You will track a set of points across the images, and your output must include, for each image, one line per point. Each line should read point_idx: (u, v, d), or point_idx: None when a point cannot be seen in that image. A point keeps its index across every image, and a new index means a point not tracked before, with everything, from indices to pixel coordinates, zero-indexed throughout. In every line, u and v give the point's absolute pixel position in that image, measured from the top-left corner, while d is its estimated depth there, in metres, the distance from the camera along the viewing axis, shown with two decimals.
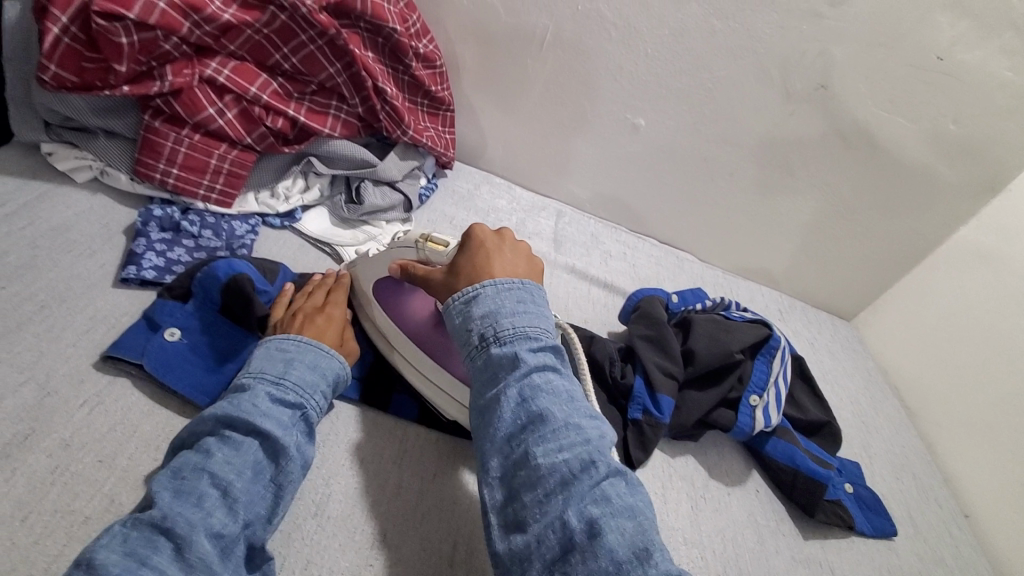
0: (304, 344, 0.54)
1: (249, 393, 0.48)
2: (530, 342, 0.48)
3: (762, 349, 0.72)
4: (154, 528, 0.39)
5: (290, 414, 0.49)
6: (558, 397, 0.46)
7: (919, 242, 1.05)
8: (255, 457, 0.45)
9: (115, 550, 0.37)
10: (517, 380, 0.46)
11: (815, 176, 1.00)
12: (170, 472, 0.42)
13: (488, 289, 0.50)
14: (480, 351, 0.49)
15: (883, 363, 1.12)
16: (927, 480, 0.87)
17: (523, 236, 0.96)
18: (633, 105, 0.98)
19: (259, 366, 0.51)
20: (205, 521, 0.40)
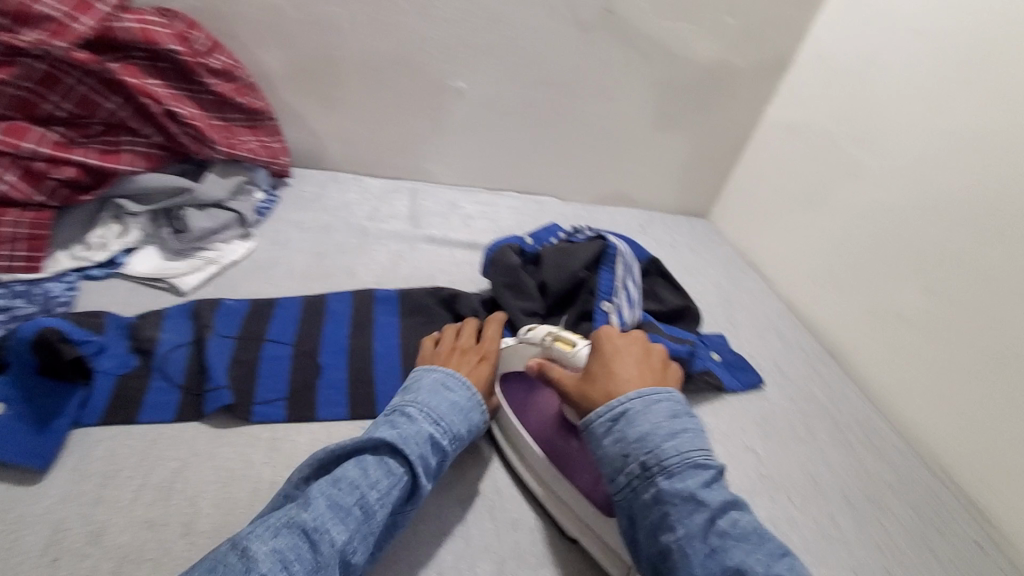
0: (465, 386, 0.61)
1: (415, 427, 0.54)
2: (700, 472, 0.49)
3: (605, 260, 0.78)
4: (302, 533, 0.44)
5: (435, 461, 0.54)
6: (746, 545, 0.46)
7: (738, 130, 1.16)
8: (398, 478, 0.50)
9: (265, 543, 0.42)
10: (718, 505, 0.47)
11: (633, 93, 1.07)
12: (330, 480, 0.48)
13: (635, 402, 0.53)
14: (636, 470, 0.50)
15: (739, 245, 1.22)
16: (788, 332, 0.98)
17: (378, 221, 0.97)
18: (451, 69, 1.01)
19: (427, 399, 0.58)
20: (344, 543, 0.45)
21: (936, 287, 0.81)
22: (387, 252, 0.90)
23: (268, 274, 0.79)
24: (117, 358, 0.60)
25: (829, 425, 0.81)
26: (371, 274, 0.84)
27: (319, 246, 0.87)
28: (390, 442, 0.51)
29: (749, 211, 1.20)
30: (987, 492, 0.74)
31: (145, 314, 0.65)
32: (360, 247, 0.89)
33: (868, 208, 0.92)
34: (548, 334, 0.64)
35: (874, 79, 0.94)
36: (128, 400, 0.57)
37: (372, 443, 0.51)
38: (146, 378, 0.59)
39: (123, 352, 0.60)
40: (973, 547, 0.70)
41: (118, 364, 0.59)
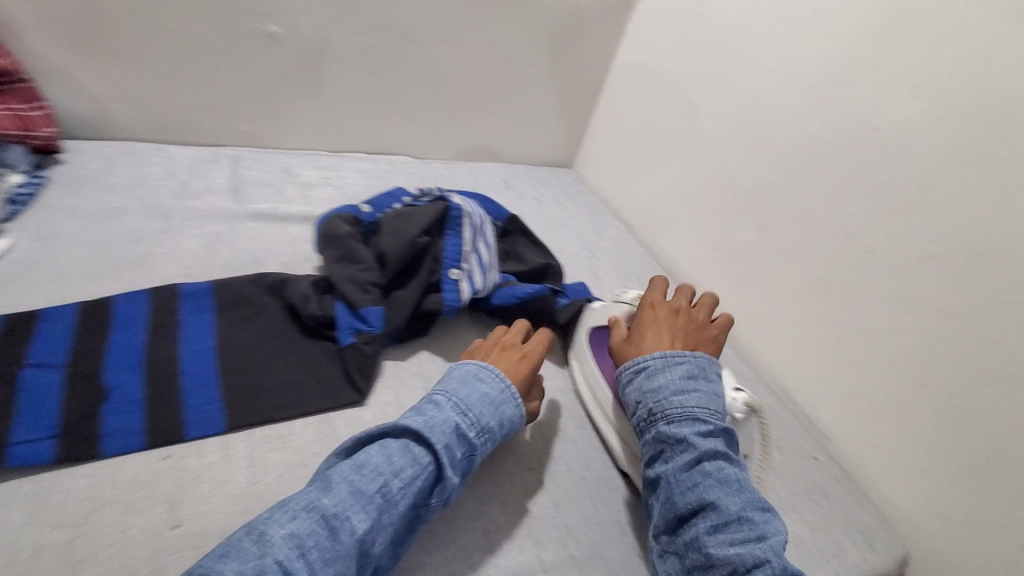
0: (498, 378, 0.58)
1: (442, 415, 0.52)
2: (698, 424, 0.54)
3: (450, 223, 0.71)
4: (324, 519, 0.42)
5: (461, 454, 0.51)
6: (725, 486, 0.50)
7: (589, 74, 1.13)
8: (423, 470, 0.48)
9: (283, 526, 0.41)
10: (704, 450, 0.52)
11: (475, 34, 0.99)
12: (353, 465, 0.46)
13: (654, 359, 0.59)
14: (644, 414, 0.57)
15: (601, 194, 1.22)
16: (648, 277, 0.99)
17: (189, 198, 0.82)
18: (257, 9, 0.85)
19: (451, 387, 0.55)
20: (363, 533, 0.43)
21: (770, 221, 0.84)
22: (200, 236, 0.75)
23: (28, 278, 0.62)
24: None
25: None
26: (178, 265, 0.70)
27: (104, 236, 0.71)
28: (415, 430, 0.49)
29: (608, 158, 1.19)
30: (819, 407, 0.80)
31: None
32: (163, 232, 0.74)
33: (710, 146, 0.94)
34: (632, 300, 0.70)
35: (710, 15, 0.93)
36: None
37: (399, 430, 0.49)
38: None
39: None
40: (812, 459, 0.75)
41: None
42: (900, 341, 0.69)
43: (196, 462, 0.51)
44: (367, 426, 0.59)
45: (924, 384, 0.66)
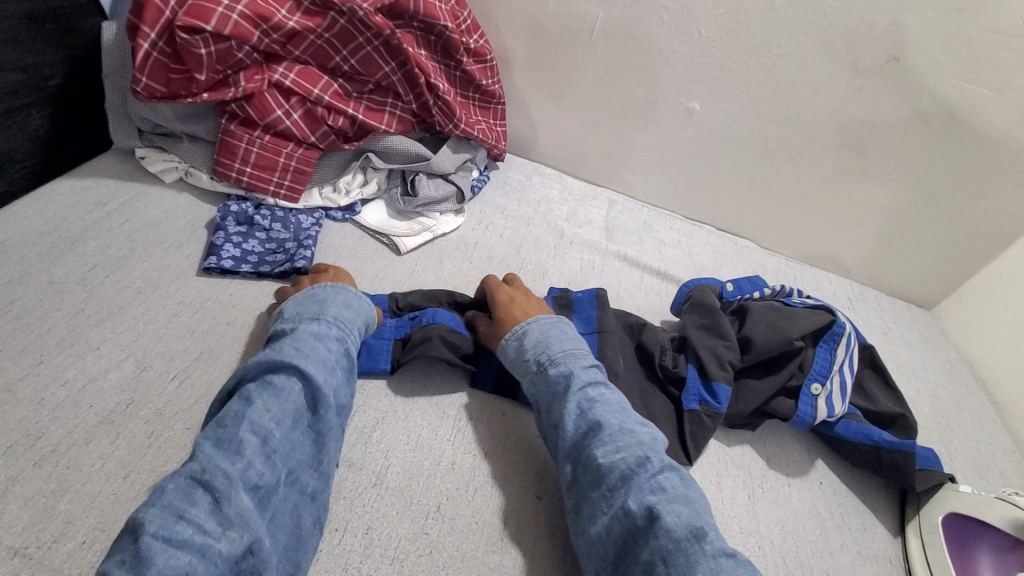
0: (334, 287, 0.62)
1: (297, 337, 0.54)
2: (578, 360, 0.59)
3: (824, 337, 0.69)
4: (195, 481, 0.42)
5: (332, 353, 0.54)
6: (612, 409, 0.55)
7: (1010, 223, 0.95)
8: (321, 360, 0.52)
9: (156, 505, 0.40)
10: (577, 383, 0.57)
11: (887, 151, 0.93)
12: (214, 422, 0.47)
13: (534, 326, 0.62)
14: (534, 366, 0.60)
15: (967, 354, 1.02)
16: (1016, 477, 0.80)
17: (574, 225, 0.96)
18: (688, 88, 0.95)
19: (297, 312, 0.58)
20: (241, 472, 0.44)
21: None
22: (579, 260, 0.89)
23: (470, 253, 0.82)
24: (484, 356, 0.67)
25: None
26: (562, 279, 0.84)
27: (517, 237, 0.89)
28: (268, 359, 0.50)
29: (994, 318, 0.99)
30: None
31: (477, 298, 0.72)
32: (554, 247, 0.89)
33: None
34: None
35: None
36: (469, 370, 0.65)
37: (254, 370, 0.51)
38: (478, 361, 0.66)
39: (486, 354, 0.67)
40: None
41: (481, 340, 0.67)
42: None
43: None
44: None
45: None
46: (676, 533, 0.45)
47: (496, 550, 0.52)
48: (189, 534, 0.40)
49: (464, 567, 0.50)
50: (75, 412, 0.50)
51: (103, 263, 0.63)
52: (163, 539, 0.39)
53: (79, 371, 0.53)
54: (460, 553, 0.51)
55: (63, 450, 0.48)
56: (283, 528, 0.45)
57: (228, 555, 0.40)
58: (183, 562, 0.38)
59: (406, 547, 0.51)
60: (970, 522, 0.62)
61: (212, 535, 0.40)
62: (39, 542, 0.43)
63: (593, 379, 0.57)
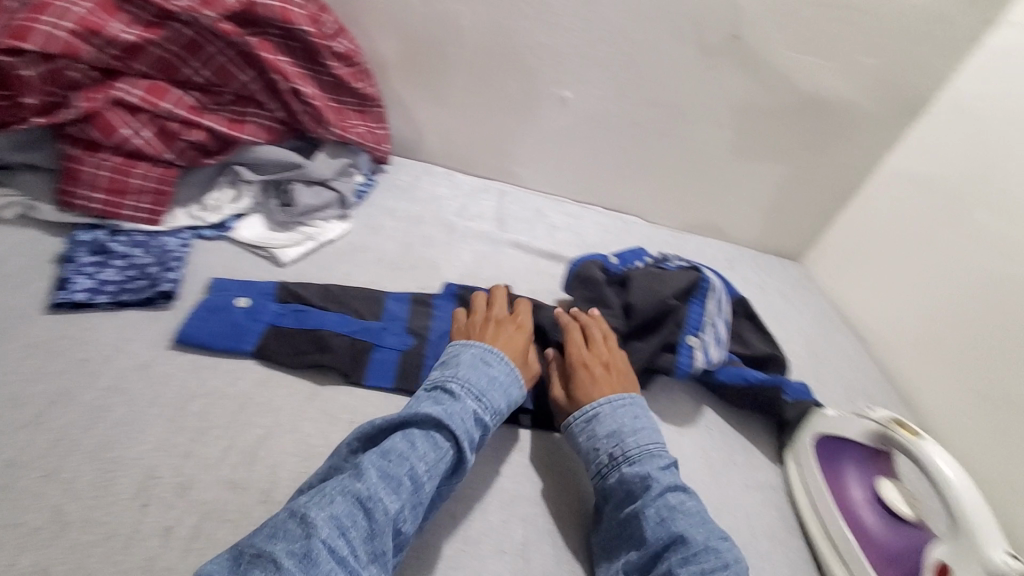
0: (504, 361, 0.62)
1: (459, 405, 0.55)
2: (655, 460, 0.58)
3: (697, 293, 0.75)
4: (359, 502, 0.45)
5: (479, 434, 0.55)
6: (699, 522, 0.53)
7: (851, 173, 1.08)
8: (471, 437, 0.54)
9: (323, 510, 0.44)
10: (658, 490, 0.55)
11: (743, 121, 1.02)
12: (381, 451, 0.49)
13: (606, 407, 0.61)
14: (604, 458, 0.58)
15: (832, 296, 1.14)
16: (877, 397, 0.90)
17: (466, 219, 0.98)
18: (560, 77, 0.99)
19: (472, 377, 0.58)
20: (396, 513, 0.46)
21: None
22: (472, 252, 0.90)
23: (359, 257, 0.81)
24: (383, 354, 0.66)
25: None
26: (456, 272, 0.85)
27: (408, 236, 0.89)
28: (436, 417, 0.52)
29: (850, 261, 1.11)
30: None
31: (368, 294, 0.72)
32: (447, 242, 0.90)
33: (993, 283, 0.84)
34: (889, 418, 0.63)
35: None
36: (358, 360, 0.63)
37: (421, 421, 0.52)
38: (371, 350, 0.65)
39: (385, 351, 0.66)
40: None
41: (376, 338, 0.66)
42: None
43: None
44: None
45: None
46: None
47: None
48: (345, 553, 0.42)
49: None
50: None
51: None
52: (329, 548, 0.42)
53: None
54: None
55: None
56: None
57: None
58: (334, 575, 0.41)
59: None
60: (836, 440, 0.68)
61: (359, 564, 0.43)
62: None
63: (679, 485, 0.56)
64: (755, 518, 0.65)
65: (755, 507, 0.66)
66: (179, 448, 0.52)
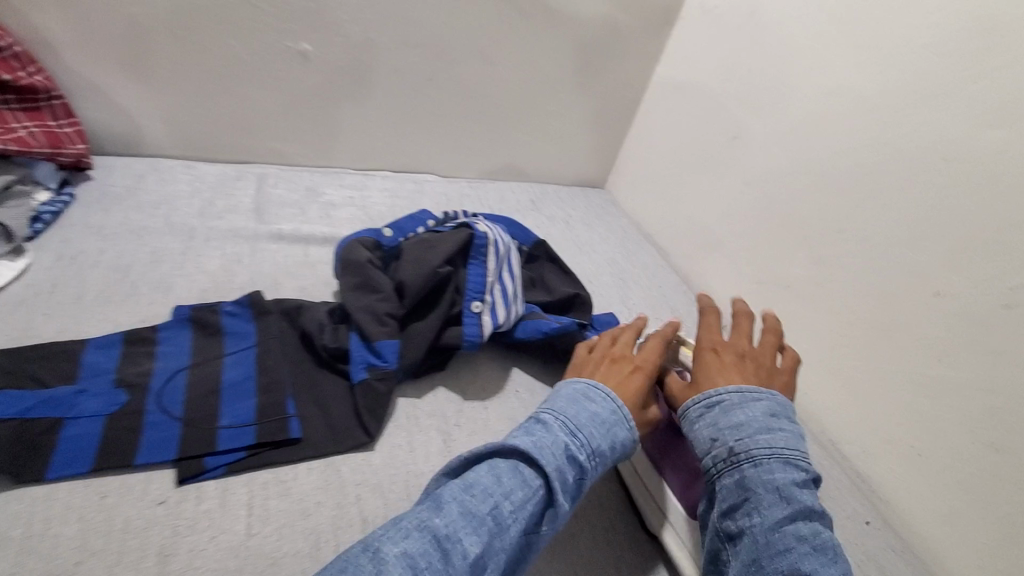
0: (609, 398, 0.51)
1: (550, 436, 0.46)
2: (792, 471, 0.45)
3: (474, 252, 0.67)
4: (433, 541, 0.37)
5: (572, 476, 0.45)
6: (823, 559, 0.40)
7: (628, 90, 1.08)
8: (564, 477, 0.44)
9: (397, 545, 0.36)
10: (773, 519, 0.42)
11: (510, 50, 0.95)
12: (462, 485, 0.42)
13: (731, 394, 0.50)
14: (723, 453, 0.47)
15: (636, 216, 1.15)
16: (684, 308, 0.93)
17: (211, 217, 0.80)
18: (289, 28, 0.83)
19: (568, 402, 0.50)
20: (477, 558, 0.38)
21: (821, 256, 0.78)
22: (220, 258, 0.74)
23: (45, 301, 0.61)
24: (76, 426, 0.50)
25: None
26: (196, 288, 0.68)
27: (125, 257, 0.70)
28: (524, 449, 0.44)
29: (644, 178, 1.12)
30: (877, 466, 0.71)
31: (52, 350, 0.55)
32: (183, 253, 0.73)
33: (756, 175, 0.88)
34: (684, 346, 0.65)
35: (767, 35, 0.86)
36: (36, 448, 0.48)
37: (505, 449, 0.45)
38: (57, 428, 0.49)
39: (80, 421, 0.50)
40: (867, 527, 0.67)
41: (63, 409, 0.50)
42: (972, 400, 0.61)
43: (193, 507, 0.48)
44: (377, 474, 0.55)
45: (999, 451, 0.58)
46: None
47: None
48: None
49: None
50: None
51: None
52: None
53: None
54: None
55: None
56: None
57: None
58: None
59: None
60: None
61: None
62: None
63: (808, 505, 0.43)
64: None
65: None
66: None
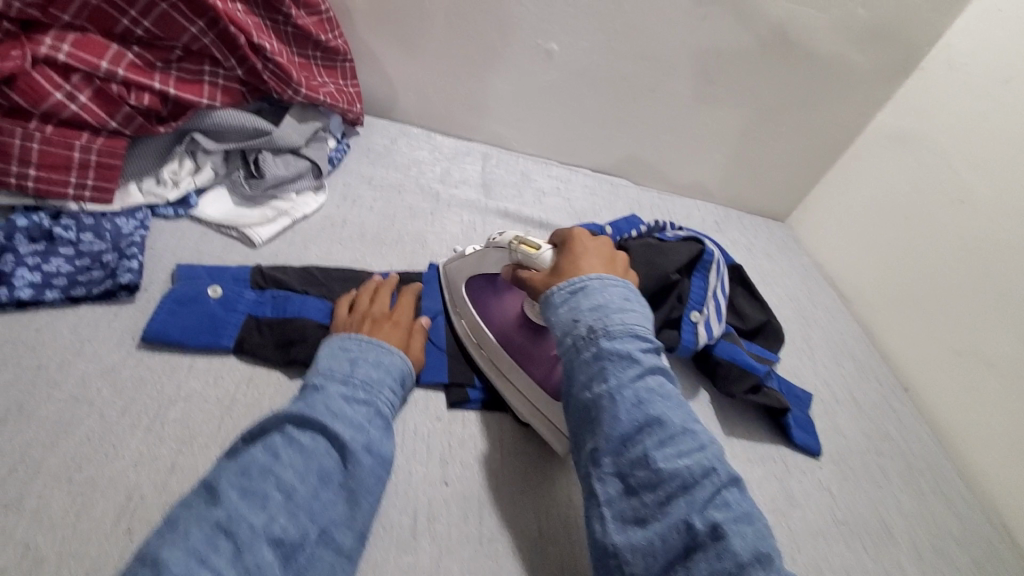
0: (367, 343, 0.55)
1: (322, 395, 0.48)
2: (642, 340, 0.49)
3: (698, 266, 0.73)
4: (217, 526, 0.38)
5: (362, 413, 0.48)
6: (671, 402, 0.47)
7: (839, 130, 1.05)
8: (350, 421, 0.47)
9: (177, 545, 0.36)
10: (626, 378, 0.46)
11: (736, 77, 0.97)
12: (237, 470, 0.42)
13: (595, 282, 0.52)
14: (583, 331, 0.49)
15: (817, 256, 1.15)
16: (864, 360, 0.92)
17: (450, 185, 0.92)
18: (545, 29, 0.91)
19: (327, 367, 0.51)
20: (267, 525, 0.39)
21: None
22: (459, 223, 0.85)
23: (339, 233, 0.75)
24: None
25: (903, 470, 0.76)
26: (445, 246, 0.80)
27: (390, 208, 0.82)
28: (292, 412, 0.45)
29: (835, 221, 1.11)
30: None
31: (354, 275, 0.67)
32: (432, 213, 0.84)
33: (977, 243, 0.84)
34: (514, 239, 0.61)
35: None
36: None
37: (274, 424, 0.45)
38: None
39: None
40: None
41: None
42: None
43: (459, 429, 0.59)
44: None
45: None
46: (742, 558, 0.38)
47: (410, 546, 0.49)
48: None
49: (379, 573, 0.47)
50: None
51: None
52: None
53: None
54: (369, 561, 0.48)
55: None
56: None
57: None
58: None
59: None
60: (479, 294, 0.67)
61: None
62: None
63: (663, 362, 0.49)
64: (758, 490, 0.65)
65: (758, 479, 0.66)
66: (160, 461, 0.47)
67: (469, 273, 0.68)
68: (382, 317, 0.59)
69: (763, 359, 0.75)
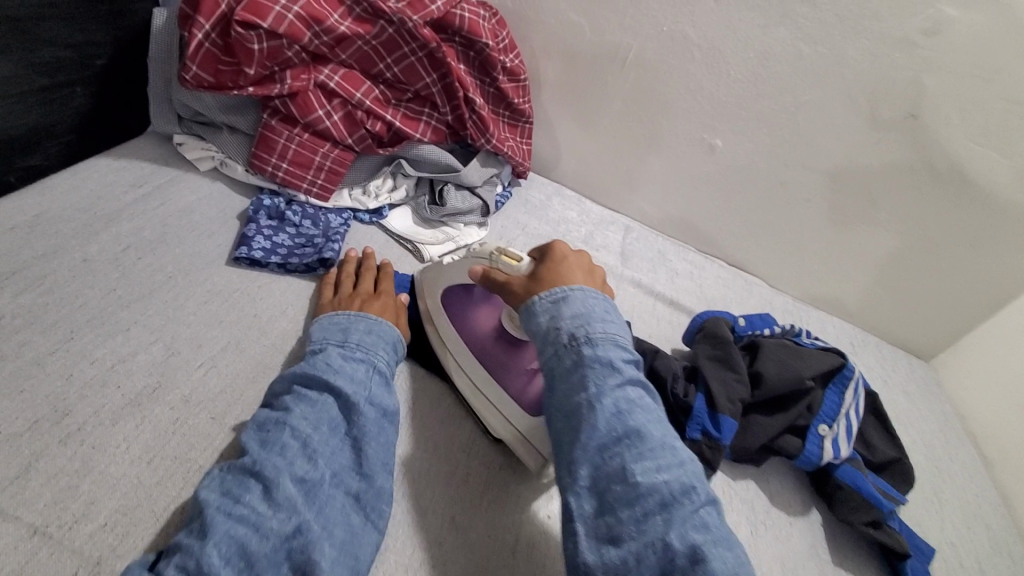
0: (353, 315, 0.61)
1: (322, 356, 0.56)
2: (622, 351, 0.53)
3: (835, 379, 0.71)
4: (246, 471, 0.46)
5: (360, 369, 0.56)
6: (647, 415, 0.50)
7: (1009, 281, 0.95)
8: (350, 378, 0.54)
9: (215, 490, 0.45)
10: (606, 385, 0.50)
11: (897, 203, 0.94)
12: (256, 427, 0.50)
13: (577, 294, 0.56)
14: (565, 339, 0.53)
15: (960, 407, 1.05)
16: (1001, 531, 0.82)
17: (592, 248, 0.99)
18: (712, 125, 0.96)
19: (324, 335, 0.59)
20: (286, 466, 0.46)
21: None
22: None
23: None
24: None
25: None
26: None
27: None
28: (299, 376, 0.53)
29: (987, 374, 1.02)
30: None
31: None
32: None
33: None
34: (494, 248, 0.63)
35: None
36: None
37: (284, 387, 0.53)
38: None
39: None
40: None
41: None
42: None
43: None
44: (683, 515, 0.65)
45: None
46: None
47: (506, 562, 0.54)
48: (246, 512, 0.43)
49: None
50: (100, 392, 0.50)
51: (136, 244, 0.63)
52: (224, 514, 0.43)
53: (108, 351, 0.53)
54: (470, 563, 0.53)
55: (87, 429, 0.47)
56: (334, 528, 0.45)
57: (278, 533, 0.43)
58: (240, 534, 0.42)
59: (419, 553, 0.52)
60: (461, 301, 0.69)
61: (263, 515, 0.43)
62: (58, 522, 0.42)
63: (644, 378, 0.52)
64: None
65: None
66: None
67: (441, 282, 0.70)
68: (371, 294, 0.65)
69: (891, 497, 0.70)
